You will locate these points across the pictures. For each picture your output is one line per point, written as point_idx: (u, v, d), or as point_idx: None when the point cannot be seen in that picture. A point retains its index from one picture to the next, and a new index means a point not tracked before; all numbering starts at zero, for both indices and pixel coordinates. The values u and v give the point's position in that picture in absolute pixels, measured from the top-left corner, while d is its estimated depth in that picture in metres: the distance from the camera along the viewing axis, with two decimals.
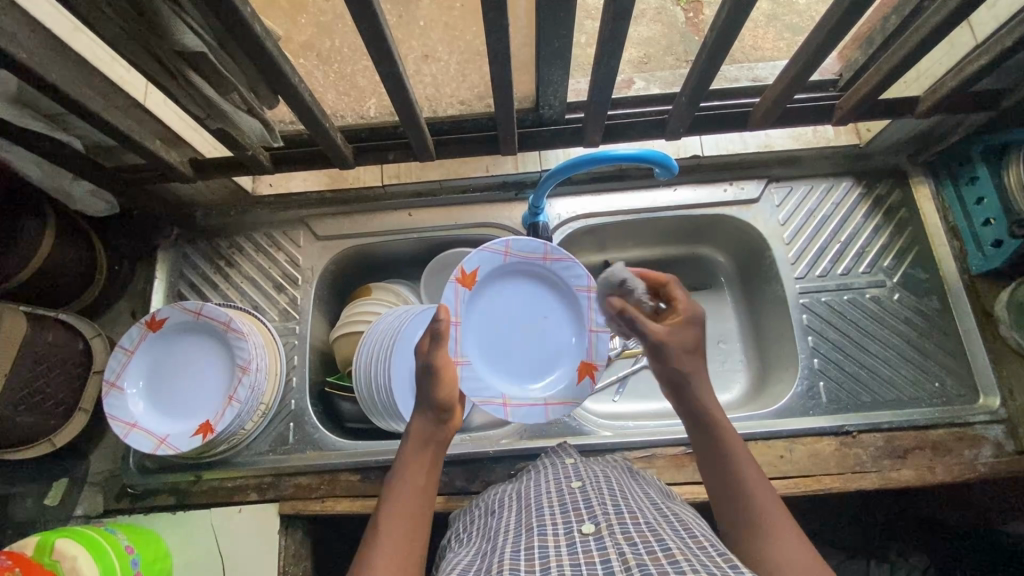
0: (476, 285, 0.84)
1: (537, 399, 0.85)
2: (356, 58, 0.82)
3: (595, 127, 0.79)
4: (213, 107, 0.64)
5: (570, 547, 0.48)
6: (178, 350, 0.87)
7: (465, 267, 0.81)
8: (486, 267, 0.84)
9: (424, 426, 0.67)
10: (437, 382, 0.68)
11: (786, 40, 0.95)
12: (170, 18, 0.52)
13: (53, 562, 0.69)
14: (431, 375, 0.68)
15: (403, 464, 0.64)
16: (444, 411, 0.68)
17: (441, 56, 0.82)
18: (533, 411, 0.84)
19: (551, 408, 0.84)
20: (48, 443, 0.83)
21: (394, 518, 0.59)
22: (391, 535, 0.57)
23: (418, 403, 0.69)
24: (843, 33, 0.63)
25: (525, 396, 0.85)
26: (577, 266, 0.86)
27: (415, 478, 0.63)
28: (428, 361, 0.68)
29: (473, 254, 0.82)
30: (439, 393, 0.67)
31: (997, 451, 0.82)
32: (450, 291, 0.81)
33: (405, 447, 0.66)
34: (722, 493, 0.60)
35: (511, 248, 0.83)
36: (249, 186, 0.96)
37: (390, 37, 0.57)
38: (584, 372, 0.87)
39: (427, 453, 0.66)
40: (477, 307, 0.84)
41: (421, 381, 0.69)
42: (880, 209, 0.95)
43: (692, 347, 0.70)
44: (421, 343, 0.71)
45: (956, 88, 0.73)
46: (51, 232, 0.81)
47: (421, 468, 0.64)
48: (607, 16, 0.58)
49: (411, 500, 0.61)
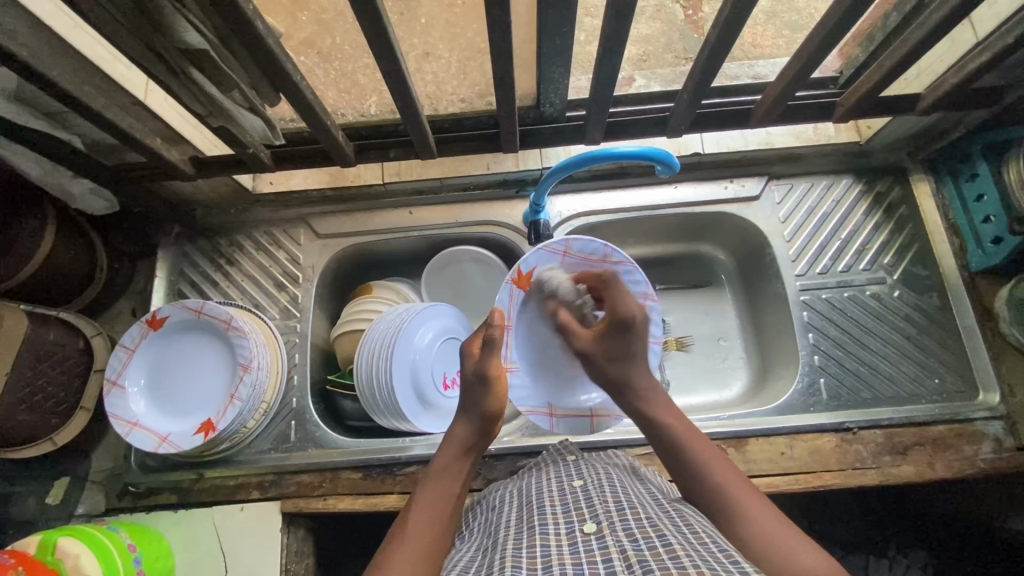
0: (532, 285, 0.83)
1: (584, 409, 0.86)
2: (356, 56, 0.82)
3: (597, 124, 0.79)
4: (215, 105, 0.63)
5: (572, 547, 0.48)
6: (180, 348, 0.87)
7: (522, 268, 0.81)
8: (543, 268, 0.83)
9: (468, 432, 0.68)
10: (488, 390, 0.69)
11: (786, 37, 0.94)
12: (172, 15, 0.52)
13: (56, 561, 0.69)
14: (483, 381, 0.69)
15: (439, 466, 0.65)
16: (491, 422, 0.70)
17: (442, 54, 0.82)
18: (578, 422, 0.85)
19: (596, 419, 0.85)
20: (49, 442, 0.83)
21: (427, 516, 0.59)
22: (420, 532, 0.57)
23: (464, 409, 0.70)
24: (844, 31, 0.63)
25: (572, 403, 0.86)
26: (637, 271, 0.82)
27: (450, 482, 0.64)
28: (482, 368, 0.70)
29: (531, 253, 0.81)
30: (490, 402, 0.69)
31: (997, 447, 0.82)
32: (504, 294, 0.81)
33: (444, 449, 0.67)
34: (685, 482, 0.60)
35: (571, 248, 0.81)
36: (250, 185, 0.96)
37: (392, 34, 0.57)
38: None
39: (464, 462, 0.67)
40: (533, 311, 0.84)
41: (472, 386, 0.70)
42: (880, 206, 0.95)
43: (617, 354, 0.71)
44: (470, 347, 0.75)
45: (957, 84, 0.74)
46: (51, 232, 0.81)
47: (457, 474, 0.65)
48: (610, 13, 0.58)
49: (444, 502, 0.61)
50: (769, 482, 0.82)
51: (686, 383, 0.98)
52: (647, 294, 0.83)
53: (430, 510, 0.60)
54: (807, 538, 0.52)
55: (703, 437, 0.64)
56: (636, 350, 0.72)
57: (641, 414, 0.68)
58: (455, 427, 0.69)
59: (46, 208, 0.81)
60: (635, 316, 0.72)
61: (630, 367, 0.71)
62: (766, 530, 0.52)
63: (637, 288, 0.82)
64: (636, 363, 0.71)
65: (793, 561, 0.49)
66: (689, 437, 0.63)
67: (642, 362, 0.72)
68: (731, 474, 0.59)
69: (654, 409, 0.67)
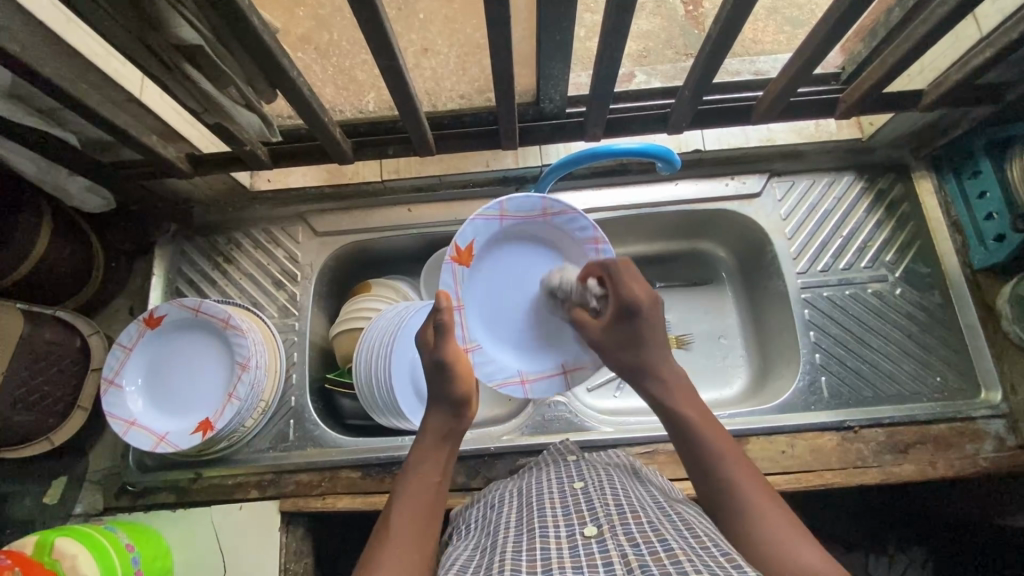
0: (474, 259, 0.81)
1: (553, 368, 0.84)
2: (355, 52, 0.78)
3: (597, 120, 0.78)
4: (211, 102, 0.63)
5: (573, 550, 0.48)
6: (176, 347, 0.86)
7: (458, 244, 0.78)
8: (482, 238, 0.80)
9: (442, 423, 0.66)
10: (447, 377, 0.66)
11: (786, 33, 0.92)
12: (167, 10, 0.51)
13: (53, 561, 0.68)
14: (442, 370, 0.66)
15: (414, 462, 0.63)
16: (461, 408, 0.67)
17: (441, 49, 0.78)
18: (552, 383, 0.83)
19: (569, 375, 0.83)
20: (46, 441, 0.82)
21: (410, 517, 0.58)
22: (402, 534, 0.56)
23: (432, 400, 0.67)
24: (847, 27, 0.62)
25: (541, 367, 0.84)
26: (579, 216, 0.81)
27: (429, 475, 0.62)
28: (438, 355, 0.67)
29: (465, 228, 0.78)
30: (456, 389, 0.66)
31: (998, 446, 0.82)
32: (448, 274, 0.79)
33: (420, 442, 0.65)
34: (697, 476, 0.59)
35: (505, 210, 0.79)
36: (248, 182, 0.95)
37: (390, 30, 0.56)
38: None
39: (442, 451, 0.65)
40: (481, 282, 0.82)
41: (434, 376, 0.67)
42: (882, 204, 0.94)
43: (628, 339, 0.68)
44: (425, 337, 0.71)
45: (961, 80, 0.73)
46: (47, 229, 0.81)
47: (435, 465, 0.63)
48: (610, 9, 0.57)
49: (425, 497, 0.60)
50: (770, 480, 0.81)
51: None
52: (594, 237, 0.81)
53: (411, 508, 0.58)
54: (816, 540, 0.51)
55: (720, 430, 0.62)
56: (648, 330, 0.68)
57: (657, 401, 0.66)
58: (429, 420, 0.67)
59: (41, 206, 0.80)
60: (636, 298, 0.68)
61: (642, 353, 0.68)
62: (777, 534, 0.51)
63: (584, 233, 0.81)
64: (649, 348, 0.68)
65: (800, 563, 0.49)
66: (708, 431, 0.61)
67: (655, 342, 0.68)
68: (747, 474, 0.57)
69: (671, 396, 0.65)
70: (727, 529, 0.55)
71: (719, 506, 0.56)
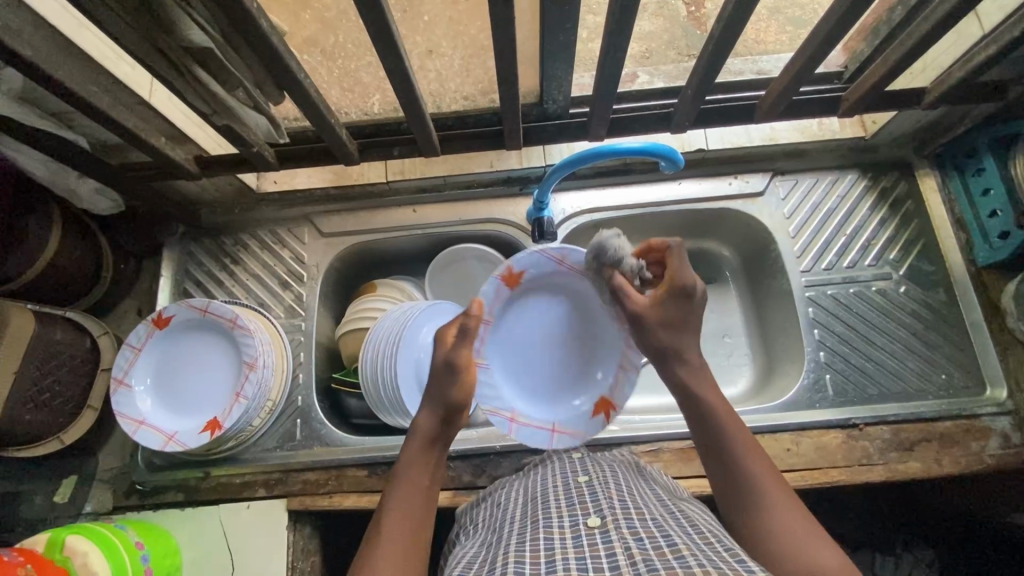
0: (522, 288, 0.78)
1: (545, 422, 0.78)
2: (360, 53, 0.81)
3: (600, 121, 0.79)
4: (220, 104, 0.64)
5: (576, 539, 0.49)
6: (181, 348, 0.86)
7: (512, 266, 0.76)
8: (537, 271, 0.78)
9: (430, 425, 0.63)
10: (457, 380, 0.65)
11: (789, 33, 0.94)
12: (178, 14, 0.52)
13: (64, 559, 0.69)
14: (453, 370, 0.65)
15: (405, 463, 0.61)
16: (457, 412, 0.65)
17: (445, 52, 0.81)
18: (538, 434, 0.78)
19: (556, 435, 0.78)
20: (57, 440, 0.84)
21: (397, 526, 0.56)
22: (393, 539, 0.55)
23: (427, 396, 0.65)
24: (847, 27, 0.63)
25: (536, 417, 0.78)
26: None
27: (420, 480, 0.60)
28: (452, 357, 0.66)
29: (525, 254, 0.76)
30: (458, 394, 0.64)
31: (1004, 443, 0.82)
32: (490, 288, 0.76)
33: (410, 446, 0.62)
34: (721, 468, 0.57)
35: (566, 257, 0.77)
36: (254, 184, 0.96)
37: (396, 31, 0.57)
38: (600, 407, 0.79)
39: (432, 455, 0.62)
40: (517, 312, 0.79)
41: (444, 375, 0.66)
42: (886, 202, 0.94)
43: (680, 321, 0.64)
44: (443, 335, 0.69)
45: (964, 78, 0.73)
46: (58, 232, 0.82)
47: (425, 468, 0.61)
48: (613, 10, 0.57)
49: (413, 502, 0.58)
50: None
51: None
52: None
53: (402, 513, 0.57)
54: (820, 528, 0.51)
55: (736, 416, 0.60)
56: (697, 317, 0.65)
57: (682, 389, 0.62)
58: (419, 418, 0.64)
59: (51, 208, 0.81)
60: (693, 281, 0.64)
61: (685, 336, 0.64)
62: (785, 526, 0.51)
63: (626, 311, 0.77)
64: (693, 333, 0.64)
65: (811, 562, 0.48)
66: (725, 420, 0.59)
67: (697, 331, 0.65)
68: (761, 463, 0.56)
69: (695, 383, 0.62)
70: (733, 514, 0.55)
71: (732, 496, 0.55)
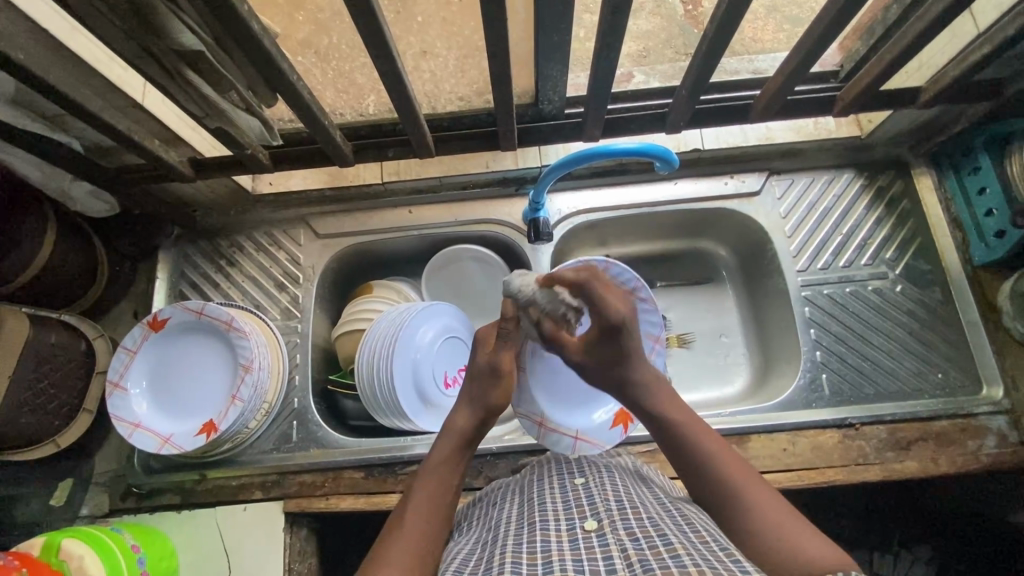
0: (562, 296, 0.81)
1: (571, 429, 0.81)
2: (353, 55, 0.85)
3: (595, 121, 0.79)
4: (213, 107, 0.64)
5: (573, 542, 0.48)
6: (194, 348, 0.87)
7: None
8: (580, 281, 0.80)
9: (466, 427, 0.65)
10: (498, 384, 0.68)
11: (786, 31, 0.94)
12: (167, 17, 0.52)
13: (59, 562, 0.69)
14: (496, 375, 0.68)
15: (435, 461, 0.62)
16: (492, 417, 0.67)
17: (440, 53, 0.84)
18: (563, 441, 0.80)
19: (580, 442, 0.80)
20: (51, 444, 0.84)
21: (422, 517, 0.56)
22: (417, 527, 0.55)
23: (466, 400, 0.67)
24: (840, 27, 0.63)
25: (564, 422, 0.81)
26: (655, 312, 0.78)
27: (446, 479, 0.60)
28: (496, 361, 0.68)
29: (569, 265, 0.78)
30: (497, 398, 0.67)
31: (1000, 442, 0.82)
32: None
33: (441, 444, 0.64)
34: (692, 475, 0.59)
35: None
36: (249, 185, 0.95)
37: (387, 33, 0.56)
38: (620, 418, 0.82)
39: (461, 456, 0.63)
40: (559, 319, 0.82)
41: (485, 378, 0.68)
42: (881, 202, 0.94)
43: (615, 357, 0.67)
44: (484, 339, 0.72)
45: (959, 77, 0.73)
46: (53, 234, 0.82)
47: (453, 468, 0.61)
48: (605, 11, 0.57)
49: (441, 499, 0.59)
50: (773, 478, 0.82)
51: (685, 380, 0.98)
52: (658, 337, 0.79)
53: (428, 506, 0.58)
54: (796, 511, 0.53)
55: (706, 427, 0.62)
56: (634, 343, 0.67)
57: (644, 409, 0.65)
58: (456, 418, 0.66)
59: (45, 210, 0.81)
60: (618, 313, 0.65)
61: (627, 368, 0.66)
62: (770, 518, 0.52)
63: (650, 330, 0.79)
64: (634, 356, 0.67)
65: (799, 547, 0.48)
66: (695, 431, 0.61)
67: (640, 358, 0.67)
68: (737, 465, 0.57)
69: (655, 401, 0.65)
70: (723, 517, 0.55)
71: (711, 497, 0.56)
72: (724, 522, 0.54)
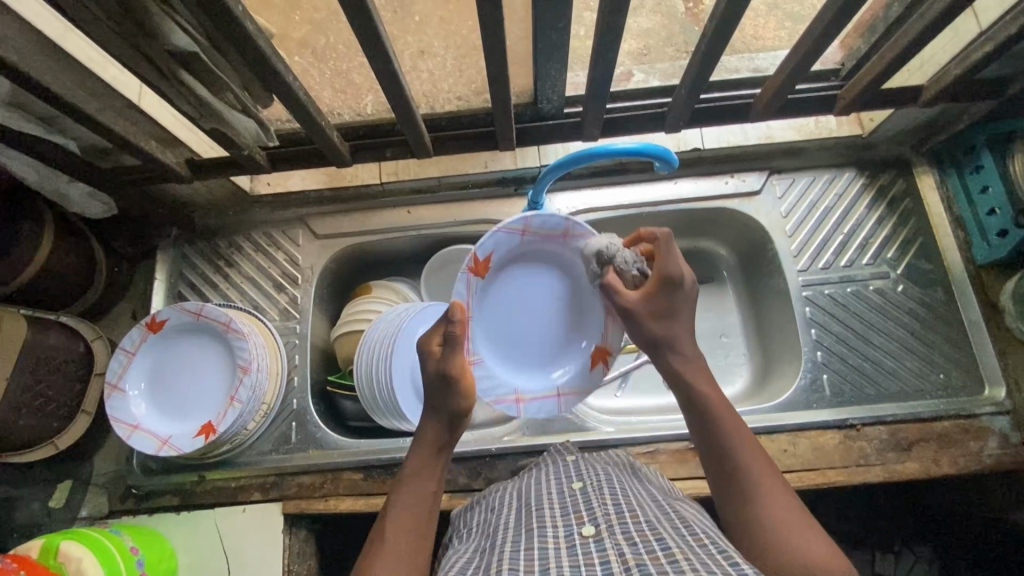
0: (489, 272, 0.79)
1: (549, 390, 0.83)
2: (350, 55, 0.82)
3: (595, 121, 0.78)
4: (206, 107, 0.63)
5: (571, 549, 0.48)
6: (180, 352, 0.86)
7: (477, 255, 0.76)
8: (502, 249, 0.78)
9: (438, 432, 0.64)
10: (453, 388, 0.63)
11: (787, 29, 0.93)
12: (159, 17, 0.51)
13: (57, 564, 0.69)
14: (446, 382, 0.63)
15: (411, 470, 0.61)
16: (459, 420, 0.65)
17: (438, 52, 0.82)
18: (546, 404, 0.83)
19: (563, 399, 0.83)
20: (51, 444, 0.83)
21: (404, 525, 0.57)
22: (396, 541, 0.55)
23: (431, 406, 0.65)
24: (842, 24, 0.62)
25: (539, 387, 0.83)
26: None
27: (424, 488, 0.60)
28: (446, 368, 0.63)
29: (485, 238, 0.75)
30: (458, 401, 0.64)
31: (1003, 443, 0.82)
32: (462, 284, 0.77)
33: (416, 452, 0.63)
34: (711, 450, 0.60)
35: (529, 226, 0.76)
36: (248, 186, 0.93)
37: (382, 31, 0.56)
38: (596, 359, 0.83)
39: (438, 462, 0.63)
40: (491, 295, 0.80)
41: (439, 388, 0.63)
42: (883, 201, 0.94)
43: (670, 311, 0.67)
44: (426, 344, 0.66)
45: (962, 75, 0.73)
46: (49, 236, 0.82)
47: (430, 476, 0.61)
48: (603, 8, 0.56)
49: (419, 507, 0.59)
50: None
51: None
52: None
53: (411, 514, 0.58)
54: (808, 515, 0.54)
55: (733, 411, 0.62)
56: (686, 306, 0.67)
57: (676, 375, 0.66)
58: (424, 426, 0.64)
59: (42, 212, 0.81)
60: (682, 268, 0.66)
61: (675, 326, 0.67)
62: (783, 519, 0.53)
63: None
64: (681, 321, 0.67)
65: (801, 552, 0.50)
66: (721, 412, 0.61)
67: (687, 319, 0.68)
68: (758, 457, 0.58)
69: (688, 369, 0.65)
70: (732, 507, 0.56)
71: (724, 480, 0.58)
72: (731, 513, 0.56)
